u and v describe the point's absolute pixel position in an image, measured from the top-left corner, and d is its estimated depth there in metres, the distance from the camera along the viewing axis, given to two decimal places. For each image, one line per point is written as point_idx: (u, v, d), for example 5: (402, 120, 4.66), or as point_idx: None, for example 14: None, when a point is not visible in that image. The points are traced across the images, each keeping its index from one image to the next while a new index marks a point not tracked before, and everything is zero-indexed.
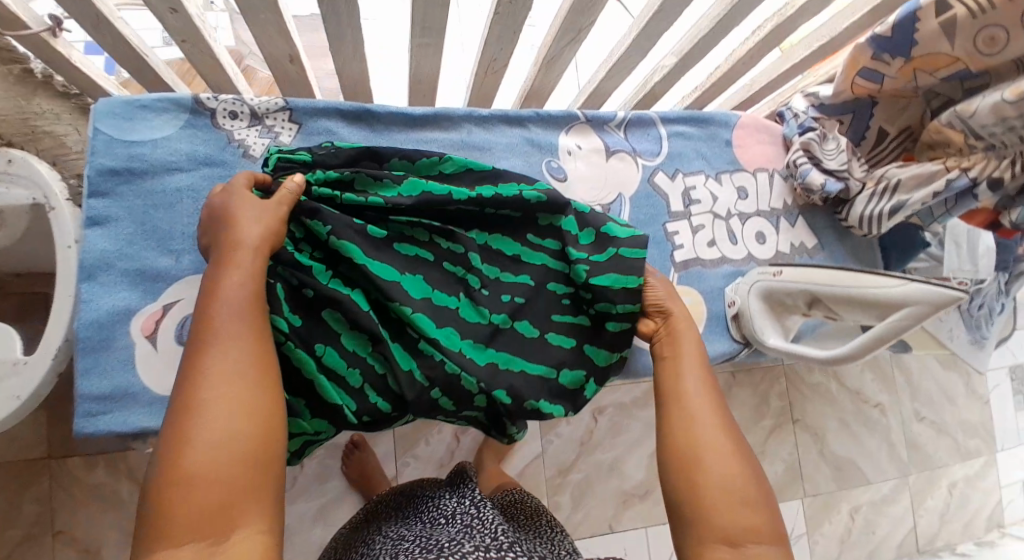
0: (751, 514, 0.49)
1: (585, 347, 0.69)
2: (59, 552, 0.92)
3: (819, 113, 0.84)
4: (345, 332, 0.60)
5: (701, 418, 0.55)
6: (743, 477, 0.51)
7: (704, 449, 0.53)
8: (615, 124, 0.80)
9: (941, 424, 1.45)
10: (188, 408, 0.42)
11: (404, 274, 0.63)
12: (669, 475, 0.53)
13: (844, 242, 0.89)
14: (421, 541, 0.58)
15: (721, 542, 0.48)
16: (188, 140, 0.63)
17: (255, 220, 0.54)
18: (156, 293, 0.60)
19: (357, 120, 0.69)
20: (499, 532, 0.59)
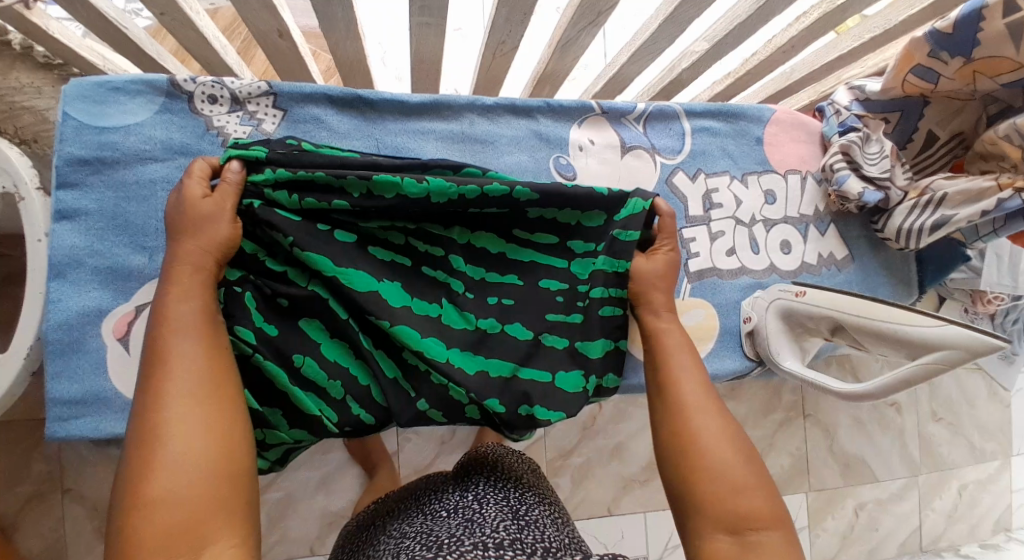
0: (754, 501, 0.46)
1: (579, 343, 0.63)
2: (68, 510, 0.92)
3: (863, 110, 0.75)
4: (324, 341, 0.56)
5: (696, 402, 0.52)
6: (742, 461, 0.49)
7: (700, 433, 0.50)
8: (634, 116, 0.73)
9: (957, 425, 1.38)
10: (149, 436, 0.39)
11: (380, 282, 0.56)
12: (667, 466, 0.50)
13: (878, 254, 0.82)
14: (418, 541, 0.49)
15: (722, 532, 0.45)
16: (163, 127, 0.59)
17: (205, 229, 0.50)
18: (128, 293, 0.57)
19: (348, 107, 0.64)
20: (502, 526, 0.49)
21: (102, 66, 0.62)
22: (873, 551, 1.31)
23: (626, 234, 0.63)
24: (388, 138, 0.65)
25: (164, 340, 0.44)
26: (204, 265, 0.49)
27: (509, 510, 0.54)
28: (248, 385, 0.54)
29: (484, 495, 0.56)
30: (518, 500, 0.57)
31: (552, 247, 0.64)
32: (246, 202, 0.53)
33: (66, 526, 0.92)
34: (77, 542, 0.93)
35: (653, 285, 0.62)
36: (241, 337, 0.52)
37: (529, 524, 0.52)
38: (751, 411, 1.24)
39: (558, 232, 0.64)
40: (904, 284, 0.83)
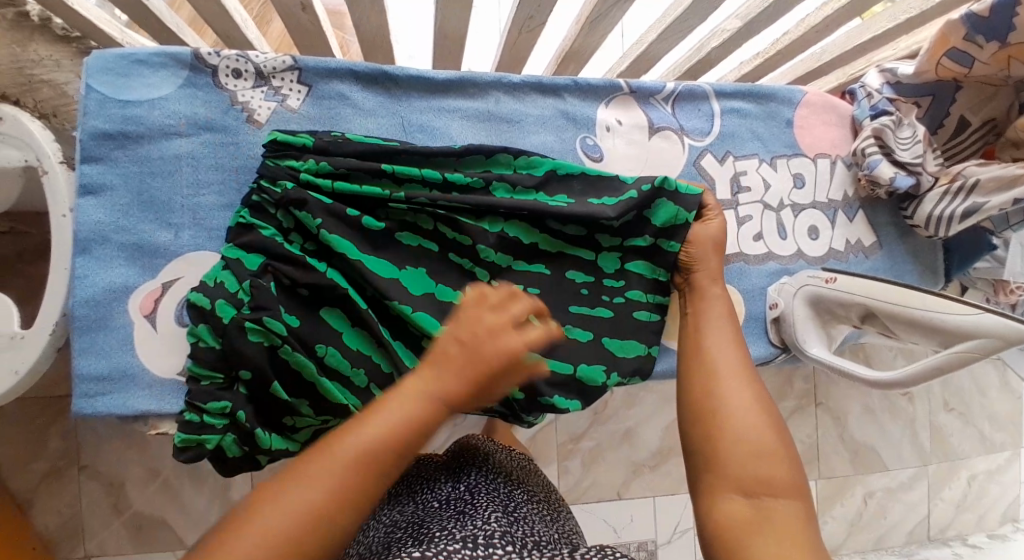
0: (775, 468, 0.44)
1: (604, 339, 0.63)
2: (85, 486, 0.93)
3: (895, 94, 0.74)
4: (346, 330, 0.56)
5: (727, 366, 0.50)
6: (767, 429, 0.46)
7: (728, 397, 0.48)
8: (663, 97, 0.72)
9: (968, 415, 1.38)
10: (296, 470, 0.33)
11: (403, 269, 0.58)
12: (687, 427, 0.49)
13: (906, 240, 0.80)
14: (408, 532, 0.50)
15: (736, 492, 0.44)
16: (187, 102, 0.57)
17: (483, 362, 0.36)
18: (155, 269, 0.56)
19: (373, 83, 0.62)
20: (493, 519, 0.50)
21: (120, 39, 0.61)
22: (881, 539, 1.32)
23: (640, 239, 0.64)
24: (414, 116, 0.63)
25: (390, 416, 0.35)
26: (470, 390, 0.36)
27: (502, 503, 0.54)
28: (275, 375, 0.53)
29: (478, 489, 0.56)
30: (509, 495, 0.57)
31: (581, 239, 0.64)
32: (281, 185, 0.55)
33: (82, 502, 0.93)
34: (93, 517, 0.94)
35: (711, 253, 0.61)
36: (269, 327, 0.52)
37: (519, 519, 0.52)
38: None
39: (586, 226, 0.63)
40: (931, 272, 0.82)
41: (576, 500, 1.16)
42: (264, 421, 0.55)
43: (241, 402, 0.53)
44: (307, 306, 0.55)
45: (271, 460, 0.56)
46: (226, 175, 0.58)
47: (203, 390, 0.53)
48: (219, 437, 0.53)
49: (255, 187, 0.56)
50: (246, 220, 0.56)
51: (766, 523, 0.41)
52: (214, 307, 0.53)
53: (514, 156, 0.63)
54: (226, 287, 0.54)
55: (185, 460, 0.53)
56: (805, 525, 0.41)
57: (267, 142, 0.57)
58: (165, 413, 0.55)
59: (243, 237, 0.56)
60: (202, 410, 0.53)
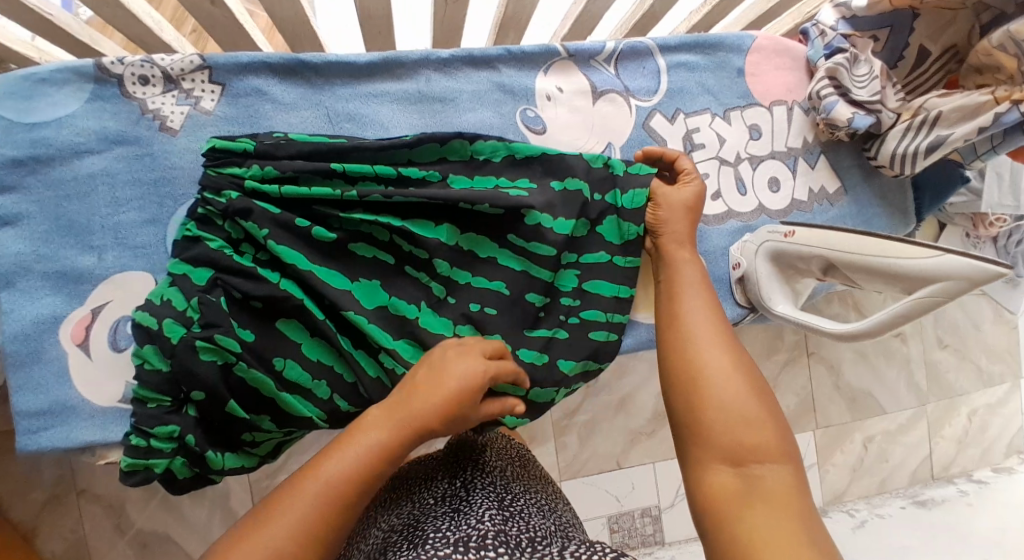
0: (762, 434, 0.42)
1: (558, 362, 0.61)
2: (87, 508, 0.93)
3: (851, 29, 0.70)
4: (305, 341, 0.54)
5: (705, 333, 0.48)
6: (750, 395, 0.44)
7: (708, 365, 0.46)
8: (604, 58, 0.69)
9: (964, 350, 1.36)
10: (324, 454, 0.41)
11: (356, 282, 0.56)
12: (672, 400, 0.47)
13: (872, 184, 0.77)
14: (404, 535, 0.48)
15: (724, 463, 0.41)
16: (96, 116, 0.54)
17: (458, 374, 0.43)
18: (82, 296, 0.54)
19: (291, 74, 0.59)
20: (487, 516, 0.47)
21: (34, 57, 0.57)
22: (884, 482, 1.32)
23: (598, 255, 0.63)
24: (338, 105, 0.60)
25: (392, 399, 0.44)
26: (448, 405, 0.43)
27: (496, 498, 0.52)
28: (231, 394, 0.51)
29: (474, 482, 0.55)
30: (504, 488, 0.55)
31: (543, 255, 0.61)
32: (226, 196, 0.52)
33: (84, 527, 0.93)
34: (98, 539, 0.93)
35: (678, 216, 0.59)
36: (222, 345, 0.50)
37: (514, 511, 0.50)
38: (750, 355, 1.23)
39: (548, 240, 0.60)
40: (901, 213, 0.78)
41: (576, 475, 1.16)
42: (218, 441, 0.53)
43: (190, 426, 0.51)
44: (262, 317, 0.53)
45: (225, 477, 0.55)
46: (145, 190, 0.55)
47: (150, 414, 0.50)
48: (167, 461, 0.51)
49: (199, 200, 0.53)
50: (192, 233, 0.53)
51: (755, 491, 0.39)
52: (162, 328, 0.50)
53: (469, 141, 0.60)
54: (174, 305, 0.51)
55: (133, 484, 0.51)
56: (797, 492, 0.38)
57: (205, 150, 0.54)
58: (110, 442, 0.54)
59: (191, 250, 0.52)
60: (149, 433, 0.51)
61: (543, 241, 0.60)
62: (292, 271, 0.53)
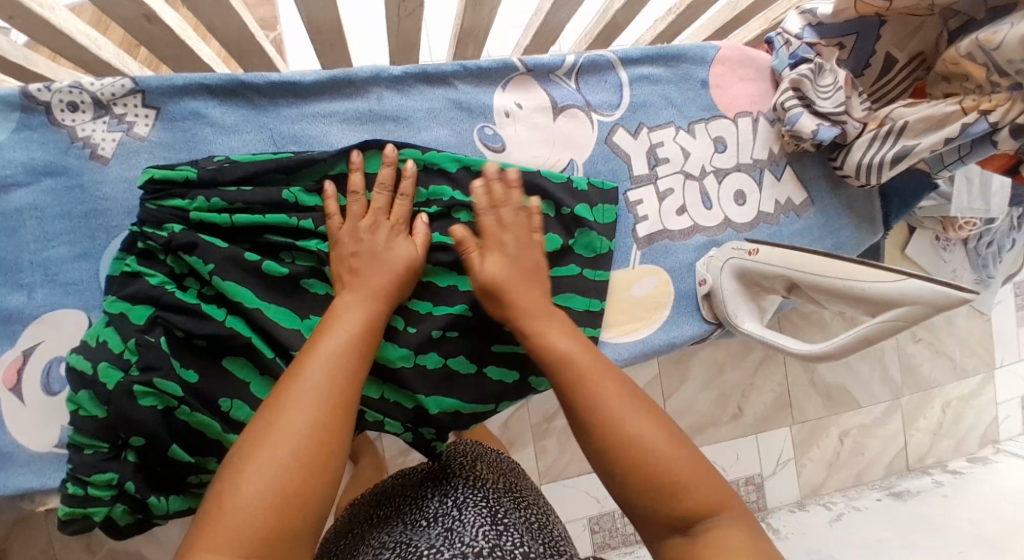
0: (710, 490, 0.39)
1: (530, 379, 0.61)
2: (55, 532, 0.89)
3: (816, 37, 0.69)
4: (255, 379, 0.51)
5: (603, 384, 0.43)
6: (675, 433, 0.41)
7: (622, 419, 0.40)
8: (564, 72, 0.67)
9: (937, 344, 1.37)
10: (302, 359, 0.40)
11: (307, 319, 0.53)
12: (599, 466, 0.41)
13: (839, 194, 0.77)
14: (396, 553, 0.45)
15: (673, 529, 0.39)
16: (23, 147, 0.51)
17: (390, 244, 0.51)
18: (13, 336, 0.51)
19: (232, 96, 0.56)
20: (480, 534, 0.45)
21: None
22: (861, 474, 1.33)
23: (566, 268, 0.62)
24: (284, 127, 0.58)
25: (338, 303, 0.46)
26: (394, 272, 0.50)
27: (488, 513, 0.49)
28: (174, 437, 0.49)
29: (466, 499, 0.52)
30: (497, 502, 0.53)
31: None
32: (167, 230, 0.49)
33: (53, 548, 0.90)
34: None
35: (515, 278, 0.52)
36: (161, 388, 0.47)
37: (508, 529, 0.47)
38: (727, 356, 1.22)
39: None
40: (868, 221, 0.78)
41: (556, 478, 1.14)
42: (160, 485, 0.51)
43: (130, 471, 0.48)
44: (207, 356, 0.50)
45: (171, 521, 0.53)
46: (76, 222, 0.52)
47: (86, 462, 0.47)
48: (107, 509, 0.49)
49: (136, 232, 0.50)
50: (131, 268, 0.49)
51: (715, 555, 0.36)
52: (97, 373, 0.47)
53: (423, 150, 0.59)
54: (111, 347, 0.48)
55: (72, 532, 0.48)
56: (749, 538, 0.37)
57: (142, 183, 0.50)
58: (49, 489, 0.51)
59: (129, 287, 0.49)
60: (86, 482, 0.48)
61: None
62: (240, 307, 0.50)
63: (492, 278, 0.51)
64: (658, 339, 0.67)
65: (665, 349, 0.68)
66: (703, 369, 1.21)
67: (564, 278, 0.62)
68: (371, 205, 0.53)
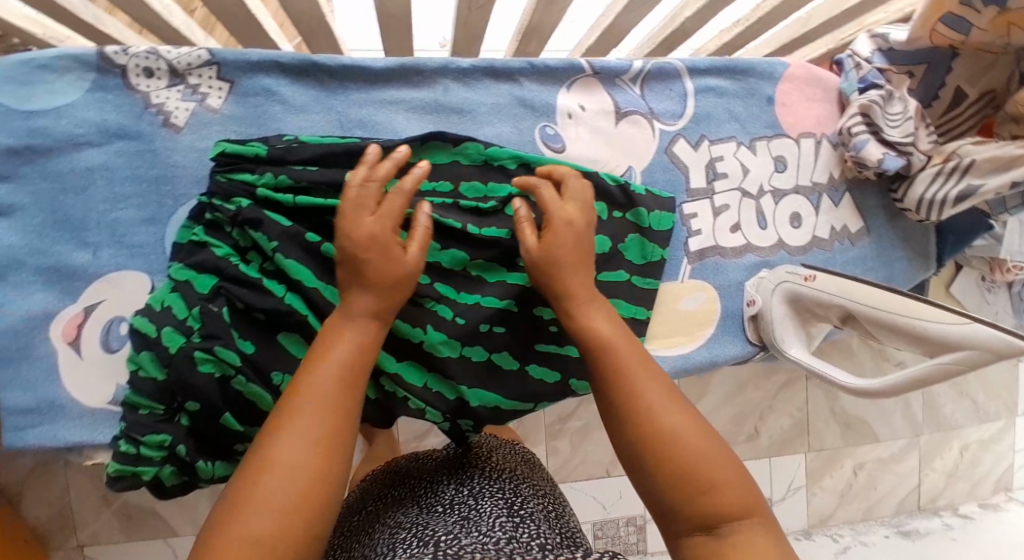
0: (741, 495, 0.38)
1: (571, 380, 0.60)
2: (76, 478, 0.92)
3: (887, 63, 0.67)
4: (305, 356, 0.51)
5: (642, 383, 0.42)
6: (712, 440, 0.40)
7: (664, 419, 0.40)
8: (630, 77, 0.66)
9: (964, 386, 1.33)
10: (296, 389, 0.37)
11: None
12: (633, 469, 0.41)
13: (895, 225, 0.75)
14: (411, 536, 0.45)
15: (697, 527, 0.38)
16: (97, 107, 0.52)
17: (375, 252, 0.42)
18: (75, 293, 0.51)
19: (304, 76, 0.56)
20: (499, 525, 0.45)
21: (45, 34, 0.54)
22: (870, 509, 1.31)
23: (615, 274, 0.61)
24: (351, 111, 0.58)
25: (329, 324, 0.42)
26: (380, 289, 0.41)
27: (505, 505, 0.49)
28: (227, 406, 0.49)
29: (482, 490, 0.52)
30: (514, 494, 0.53)
31: None
32: (236, 203, 0.50)
33: (70, 495, 0.92)
34: (84, 508, 0.93)
35: (571, 262, 0.48)
36: (221, 356, 0.47)
37: (526, 521, 0.47)
38: (749, 376, 1.20)
39: None
40: (921, 257, 0.77)
41: (565, 479, 1.14)
42: (209, 450, 0.51)
43: (182, 435, 0.49)
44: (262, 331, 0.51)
45: (213, 485, 0.53)
46: (146, 187, 0.53)
47: (140, 421, 0.48)
48: (156, 469, 0.49)
49: (206, 205, 0.51)
50: (198, 239, 0.51)
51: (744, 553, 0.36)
52: (161, 336, 0.48)
53: (484, 145, 0.59)
54: (174, 313, 0.48)
55: (120, 489, 0.49)
56: (770, 547, 0.37)
57: (215, 156, 0.51)
58: (99, 444, 0.52)
59: (195, 256, 0.50)
60: (138, 441, 0.48)
61: None
62: (298, 286, 0.50)
63: (548, 258, 0.47)
64: (701, 356, 0.67)
65: (706, 367, 0.67)
66: (723, 386, 1.20)
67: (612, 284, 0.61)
68: (358, 205, 0.43)
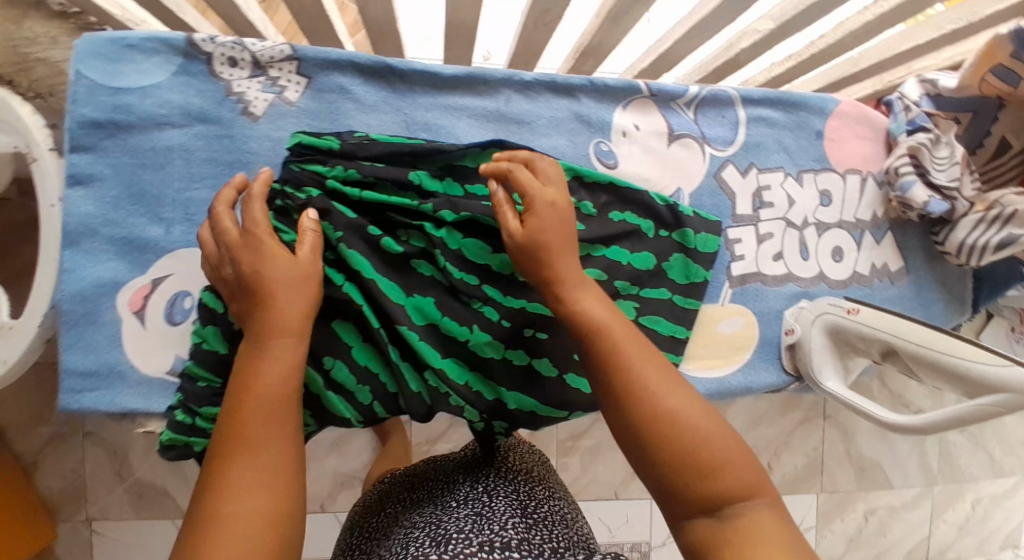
0: (747, 474, 0.39)
1: None
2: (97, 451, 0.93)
3: (934, 108, 0.68)
4: (356, 344, 0.55)
5: (645, 370, 0.42)
6: (716, 421, 0.41)
7: (667, 406, 0.40)
8: (685, 101, 0.67)
9: (980, 438, 1.32)
10: (234, 434, 0.38)
11: (409, 296, 0.55)
12: (637, 456, 0.40)
13: (935, 268, 0.76)
14: (426, 532, 0.46)
15: (702, 509, 0.38)
16: (181, 90, 0.54)
17: (263, 267, 0.44)
18: (145, 265, 0.53)
19: (376, 77, 0.58)
20: (511, 525, 0.46)
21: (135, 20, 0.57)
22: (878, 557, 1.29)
23: (658, 291, 0.63)
24: (418, 114, 0.60)
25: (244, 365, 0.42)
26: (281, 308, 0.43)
27: (519, 506, 0.51)
28: None
29: (496, 489, 0.53)
30: (528, 496, 0.54)
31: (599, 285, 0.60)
32: (307, 192, 0.52)
33: (85, 467, 0.94)
34: (99, 481, 0.94)
35: (563, 246, 0.47)
36: None
37: (537, 523, 0.48)
38: (765, 410, 1.20)
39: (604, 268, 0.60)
40: (958, 302, 0.77)
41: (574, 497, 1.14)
42: None
43: None
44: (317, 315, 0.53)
45: None
46: (221, 170, 0.55)
47: (199, 392, 0.50)
48: (207, 441, 0.50)
49: (277, 192, 0.53)
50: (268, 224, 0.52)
51: (753, 536, 0.36)
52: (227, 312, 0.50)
53: None
54: None
55: (171, 458, 0.50)
56: (778, 525, 0.38)
57: (292, 146, 0.54)
58: (152, 412, 0.53)
59: None
60: (195, 412, 0.50)
61: (594, 266, 0.59)
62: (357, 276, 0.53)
63: (539, 240, 0.46)
64: (736, 380, 0.67)
65: (740, 392, 0.68)
66: (739, 418, 1.19)
67: (654, 300, 0.62)
68: (239, 224, 0.46)
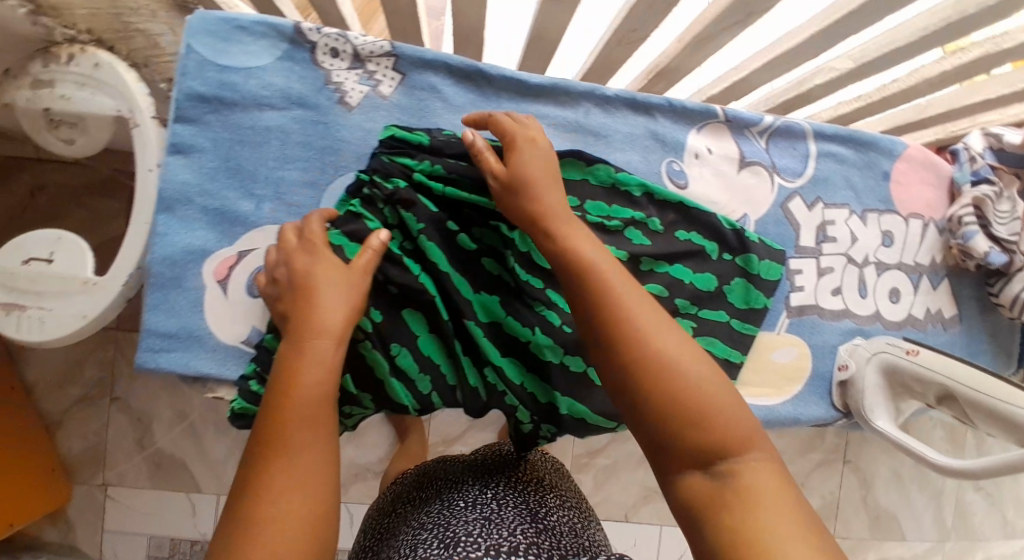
0: (740, 424, 0.38)
1: None
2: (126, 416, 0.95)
3: (998, 161, 0.69)
4: (422, 334, 0.56)
5: (642, 317, 0.40)
6: (710, 366, 0.39)
7: (663, 355, 0.39)
8: (759, 129, 0.68)
9: (997, 498, 1.29)
10: (273, 439, 0.39)
11: (478, 293, 0.57)
12: (632, 410, 0.39)
13: (987, 318, 0.76)
14: (434, 535, 0.47)
15: (695, 463, 0.37)
16: (284, 75, 0.56)
17: (314, 283, 0.46)
18: (233, 237, 0.56)
19: (466, 79, 0.60)
20: (520, 532, 0.47)
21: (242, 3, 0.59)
22: None
23: (715, 313, 0.63)
24: None
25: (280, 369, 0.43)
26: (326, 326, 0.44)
27: (529, 513, 0.51)
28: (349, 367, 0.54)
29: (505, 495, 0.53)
30: (537, 504, 0.54)
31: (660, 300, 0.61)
32: (394, 183, 0.54)
33: (108, 432, 0.96)
34: (118, 446, 0.96)
35: (548, 182, 0.48)
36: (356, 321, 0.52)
37: (546, 530, 0.49)
38: (784, 447, 1.19)
39: (665, 285, 0.61)
40: (1005, 355, 0.77)
41: None
42: None
43: None
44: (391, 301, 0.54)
45: None
46: (313, 153, 0.58)
47: None
48: None
49: (365, 179, 0.55)
50: (353, 210, 0.54)
51: (751, 489, 0.35)
52: None
53: (615, 168, 0.61)
54: None
55: (241, 426, 0.52)
56: (776, 475, 0.36)
57: (383, 138, 0.56)
58: (224, 378, 0.55)
59: (349, 225, 0.53)
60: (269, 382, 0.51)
61: (656, 283, 0.61)
62: (433, 268, 0.55)
63: (523, 176, 0.48)
64: (785, 410, 0.67)
65: (789, 423, 0.68)
66: None
67: (711, 322, 0.63)
68: (303, 247, 0.49)
